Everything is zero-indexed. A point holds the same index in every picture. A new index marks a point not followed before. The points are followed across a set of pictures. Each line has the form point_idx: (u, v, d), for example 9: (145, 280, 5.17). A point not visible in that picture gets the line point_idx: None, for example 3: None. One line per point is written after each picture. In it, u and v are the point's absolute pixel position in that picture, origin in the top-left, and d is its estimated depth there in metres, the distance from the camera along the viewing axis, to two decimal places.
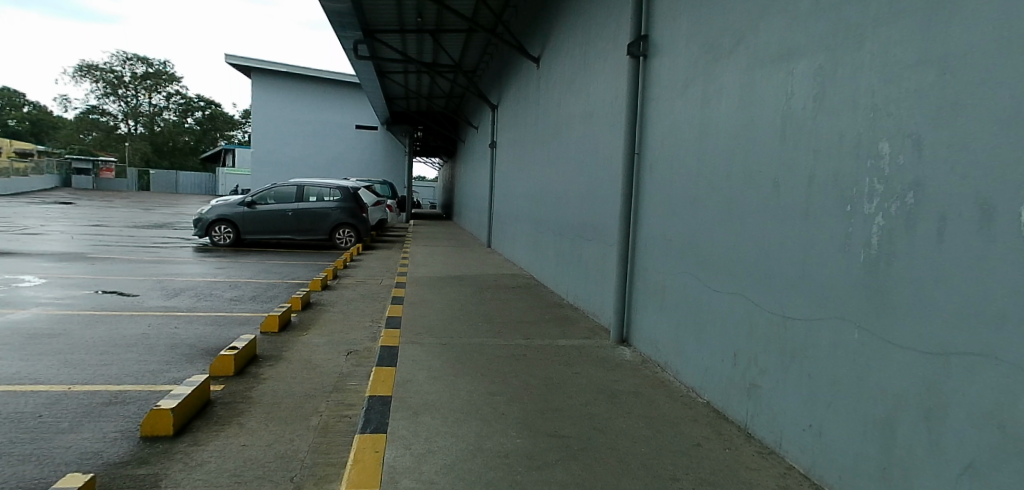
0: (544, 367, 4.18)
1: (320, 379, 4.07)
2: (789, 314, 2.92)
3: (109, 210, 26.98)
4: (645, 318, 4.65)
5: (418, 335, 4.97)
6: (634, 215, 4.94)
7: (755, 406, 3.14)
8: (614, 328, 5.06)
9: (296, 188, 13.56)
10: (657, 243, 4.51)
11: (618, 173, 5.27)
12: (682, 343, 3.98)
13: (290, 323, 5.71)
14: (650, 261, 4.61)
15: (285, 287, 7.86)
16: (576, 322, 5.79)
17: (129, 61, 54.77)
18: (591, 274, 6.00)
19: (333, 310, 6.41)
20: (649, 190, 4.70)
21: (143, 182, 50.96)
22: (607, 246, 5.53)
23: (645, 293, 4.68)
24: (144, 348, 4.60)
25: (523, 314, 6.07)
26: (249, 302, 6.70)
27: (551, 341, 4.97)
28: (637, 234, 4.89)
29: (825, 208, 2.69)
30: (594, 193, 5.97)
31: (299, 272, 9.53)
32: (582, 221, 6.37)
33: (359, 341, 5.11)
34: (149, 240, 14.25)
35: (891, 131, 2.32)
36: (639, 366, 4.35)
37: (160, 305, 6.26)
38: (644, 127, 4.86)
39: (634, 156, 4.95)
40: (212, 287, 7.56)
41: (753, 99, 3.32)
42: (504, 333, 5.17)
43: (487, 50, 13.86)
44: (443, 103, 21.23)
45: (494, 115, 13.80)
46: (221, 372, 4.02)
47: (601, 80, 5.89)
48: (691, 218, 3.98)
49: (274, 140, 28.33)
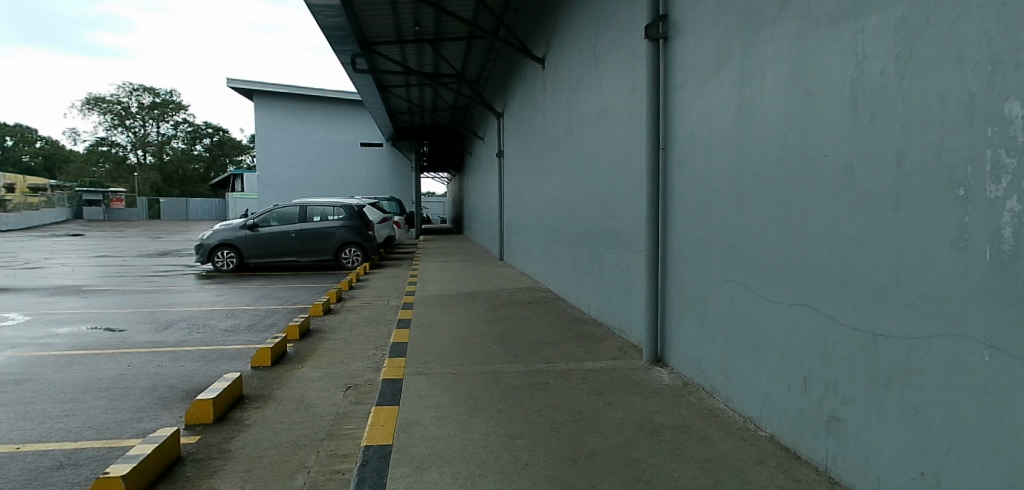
0: (571, 398, 3.59)
1: (313, 423, 3.52)
2: (881, 331, 2.29)
3: (119, 240, 26.95)
4: (684, 334, 4.05)
5: (425, 364, 4.42)
6: (663, 217, 4.38)
7: (839, 445, 2.52)
8: (647, 347, 4.47)
9: (299, 208, 13.14)
10: (693, 248, 3.93)
11: (640, 172, 4.72)
12: (733, 365, 3.39)
13: (285, 355, 5.19)
14: (685, 269, 4.03)
15: (285, 313, 7.36)
16: (602, 339, 5.20)
17: (136, 92, 55.55)
18: (615, 286, 5.44)
19: (334, 338, 5.87)
20: (679, 188, 4.13)
21: (155, 210, 51.31)
22: (633, 255, 4.94)
23: (682, 306, 4.09)
24: (117, 393, 4.09)
25: (542, 332, 5.49)
26: (245, 333, 6.20)
27: (574, 364, 4.39)
28: (668, 239, 4.33)
29: (922, 193, 2.08)
30: (614, 196, 5.43)
31: (302, 296, 9.05)
32: (602, 228, 5.82)
33: (360, 373, 4.56)
34: (152, 269, 13.89)
35: (1020, 84, 1.70)
36: (681, 391, 3.75)
37: (146, 341, 5.78)
38: (668, 119, 4.32)
39: (659, 151, 4.39)
40: (206, 316, 7.08)
41: (809, 68, 2.74)
42: (522, 357, 4.59)
43: (490, 57, 13.43)
44: (448, 115, 20.85)
45: (500, 123, 13.34)
46: (198, 419, 3.49)
47: (615, 72, 5.36)
48: (735, 217, 3.40)
49: (280, 161, 28.18)
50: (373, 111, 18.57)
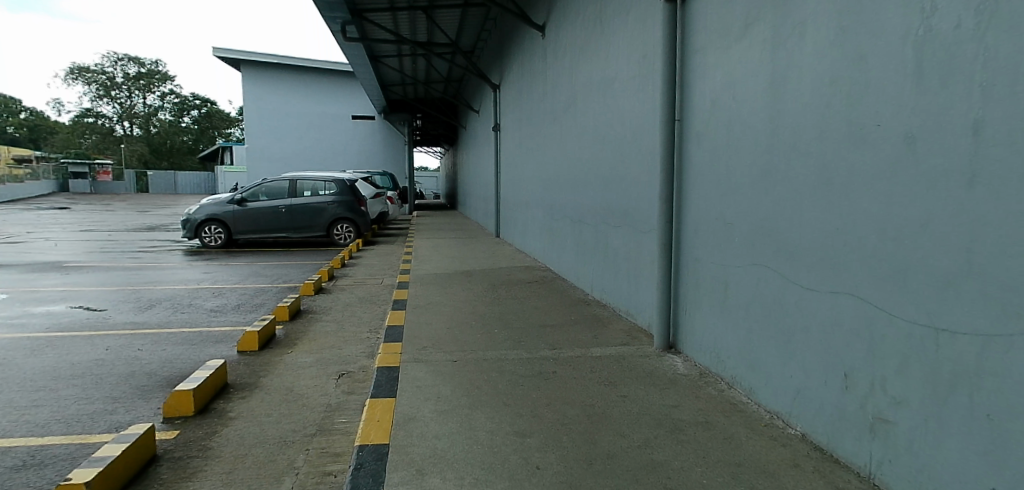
0: (581, 390, 3.34)
1: (303, 416, 3.24)
2: (944, 327, 2.01)
3: (106, 213, 26.31)
4: (701, 320, 3.79)
5: (422, 350, 4.14)
6: (678, 195, 4.08)
7: (887, 450, 2.29)
8: (658, 333, 4.21)
9: (289, 182, 12.71)
10: (712, 228, 3.64)
11: (653, 146, 4.40)
12: (758, 356, 3.15)
13: (273, 338, 4.90)
14: (703, 251, 3.75)
15: (275, 292, 7.05)
16: (608, 323, 4.95)
17: (120, 62, 54.06)
18: (621, 267, 5.17)
19: (326, 319, 5.58)
20: (697, 163, 3.82)
21: (143, 184, 50.37)
22: (643, 235, 4.66)
23: (698, 291, 3.83)
24: (91, 380, 3.79)
25: (544, 315, 5.23)
26: (231, 313, 5.89)
27: (582, 351, 4.13)
28: (683, 218, 4.04)
29: (1005, 168, 1.77)
30: (621, 171, 5.12)
31: (293, 274, 8.74)
32: (607, 206, 5.52)
33: (353, 359, 4.28)
34: (137, 244, 13.46)
35: None
36: (699, 382, 3.51)
37: (126, 322, 5.46)
38: (685, 88, 3.98)
39: (676, 122, 4.06)
40: (191, 296, 6.75)
41: (862, 25, 2.40)
42: (525, 342, 4.34)
43: (486, 26, 12.92)
44: (441, 87, 20.28)
45: (496, 96, 12.91)
46: (177, 411, 3.20)
47: (624, 38, 5.00)
48: (764, 196, 3.10)
49: (269, 134, 27.48)
50: (364, 82, 17.99)
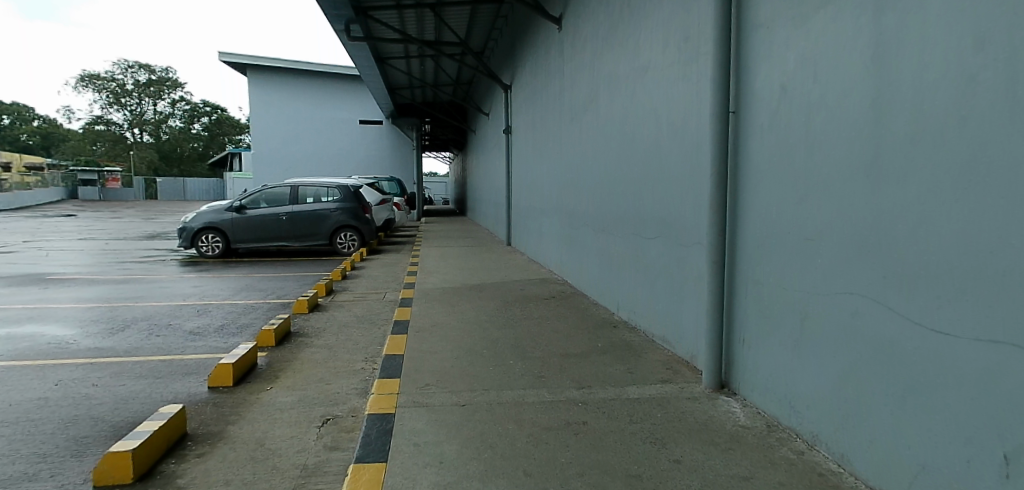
0: (620, 451, 2.63)
1: (269, 483, 2.55)
2: None
3: (110, 221, 25.87)
4: (765, 358, 3.07)
5: (424, 390, 3.45)
6: (734, 203, 3.36)
7: None
8: (709, 370, 3.49)
9: (290, 189, 12.12)
10: (782, 244, 2.91)
11: (699, 144, 3.69)
12: (857, 410, 2.42)
13: (254, 369, 4.23)
14: (769, 272, 3.03)
15: (266, 310, 6.40)
16: (642, 352, 4.24)
17: (131, 69, 54.25)
18: (657, 286, 4.47)
19: (318, 344, 4.92)
20: (761, 164, 3.10)
21: (153, 190, 50.29)
22: (684, 249, 3.95)
23: (762, 322, 3.10)
24: (21, 429, 3.15)
25: (566, 342, 4.53)
26: (213, 336, 5.24)
27: (615, 391, 3.42)
28: (739, 231, 3.32)
29: None
30: (656, 175, 4.42)
31: (290, 287, 8.10)
32: (638, 215, 4.82)
33: (343, 399, 3.60)
34: (133, 254, 12.90)
35: None
36: (770, 440, 2.77)
37: (91, 348, 4.82)
38: (744, 70, 3.26)
39: (729, 116, 3.35)
40: (172, 315, 6.11)
41: None
42: (547, 379, 3.64)
43: (497, 23, 12.29)
44: (450, 90, 19.72)
45: (507, 97, 12.24)
46: (110, 477, 2.54)
47: (660, 19, 4.30)
48: (862, 203, 2.36)
49: (276, 140, 27.04)
50: (370, 85, 17.44)
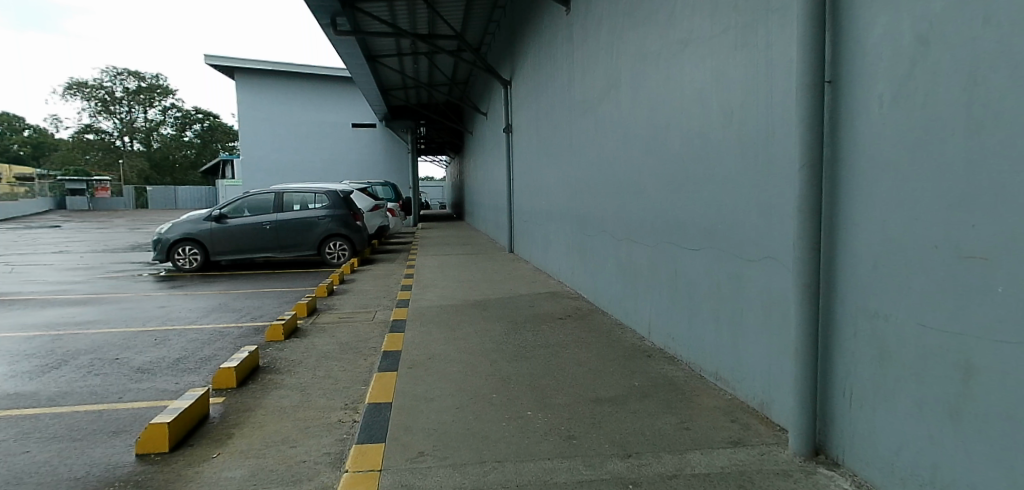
0: None
1: None
2: None
3: (92, 232, 24.82)
4: (893, 421, 2.20)
5: (416, 465, 2.57)
6: (831, 206, 2.49)
7: None
8: (800, 429, 2.61)
9: (275, 195, 11.22)
10: (922, 264, 2.04)
11: (771, 131, 2.83)
12: None
13: (202, 423, 3.33)
14: (898, 304, 2.16)
15: (235, 337, 5.50)
16: (693, 395, 3.37)
17: (120, 76, 53.29)
18: (705, 309, 3.61)
19: (289, 385, 4.02)
20: (877, 153, 2.24)
21: (144, 199, 49.37)
22: (748, 265, 3.09)
23: (884, 370, 2.24)
24: None
25: (594, 380, 3.65)
26: (164, 374, 4.34)
27: (671, 462, 2.54)
28: (841, 242, 2.45)
29: None
30: (703, 171, 3.56)
31: (269, 306, 7.20)
32: (677, 219, 3.96)
33: (309, 473, 2.70)
34: (105, 269, 11.93)
35: None
36: None
37: (7, 394, 3.91)
38: (845, 26, 2.40)
39: (824, 87, 2.50)
40: (123, 345, 5.20)
41: None
42: (578, 442, 2.75)
43: (495, 14, 11.49)
44: (447, 89, 18.92)
45: (507, 94, 11.41)
46: None
47: None
48: None
49: (266, 145, 26.16)
50: (362, 85, 16.58)
